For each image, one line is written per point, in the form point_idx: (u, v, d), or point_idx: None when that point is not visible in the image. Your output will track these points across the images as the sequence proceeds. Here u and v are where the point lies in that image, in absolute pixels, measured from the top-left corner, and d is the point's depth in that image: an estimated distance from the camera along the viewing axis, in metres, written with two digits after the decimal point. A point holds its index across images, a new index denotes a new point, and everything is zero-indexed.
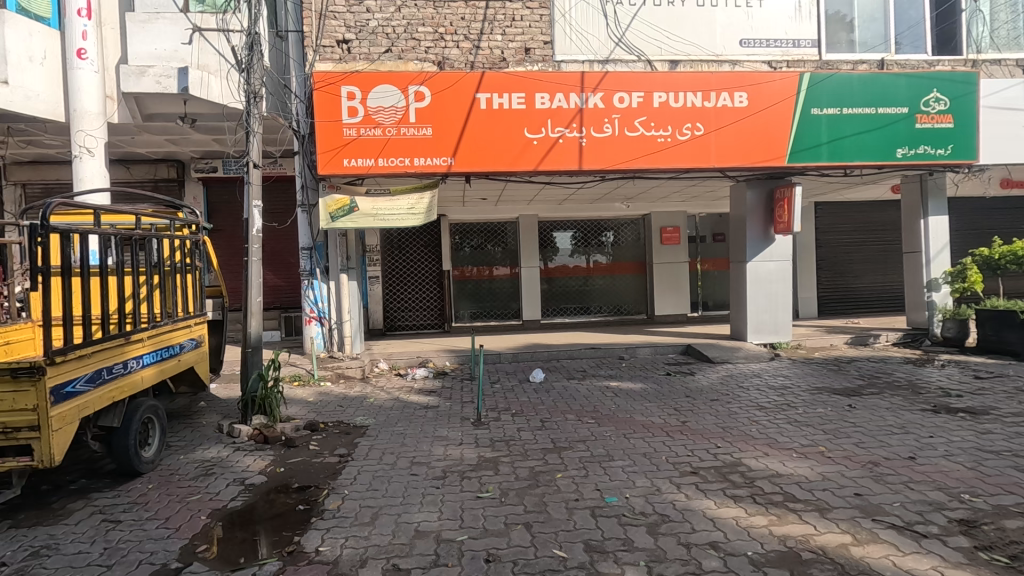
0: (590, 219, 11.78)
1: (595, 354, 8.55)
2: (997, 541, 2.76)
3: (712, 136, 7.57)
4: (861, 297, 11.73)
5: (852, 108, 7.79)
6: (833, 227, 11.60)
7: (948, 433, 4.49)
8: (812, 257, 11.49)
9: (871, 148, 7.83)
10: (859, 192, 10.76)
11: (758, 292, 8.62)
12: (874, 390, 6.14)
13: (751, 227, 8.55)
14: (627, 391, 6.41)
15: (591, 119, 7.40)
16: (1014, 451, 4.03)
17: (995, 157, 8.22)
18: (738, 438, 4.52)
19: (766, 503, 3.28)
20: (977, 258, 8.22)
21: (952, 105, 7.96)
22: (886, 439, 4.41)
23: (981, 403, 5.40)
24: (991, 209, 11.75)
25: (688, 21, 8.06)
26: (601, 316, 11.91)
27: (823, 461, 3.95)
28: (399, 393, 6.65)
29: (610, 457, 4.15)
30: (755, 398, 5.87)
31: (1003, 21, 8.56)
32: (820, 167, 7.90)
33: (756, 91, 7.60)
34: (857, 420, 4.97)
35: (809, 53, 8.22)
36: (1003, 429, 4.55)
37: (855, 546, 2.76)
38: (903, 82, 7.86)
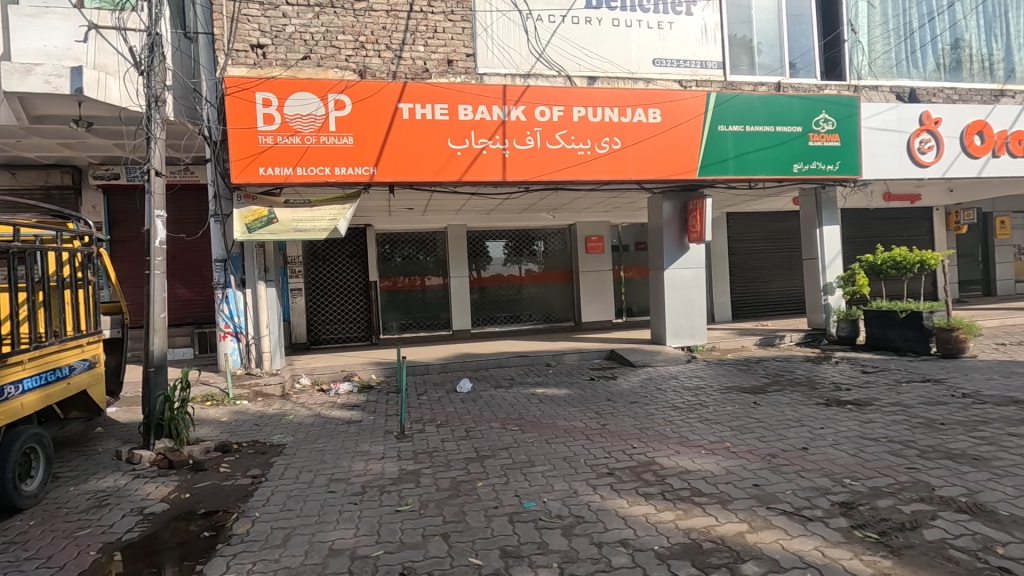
0: (520, 229, 11.97)
1: (523, 361, 8.68)
2: (871, 519, 3.05)
3: (630, 149, 7.93)
4: (769, 301, 12.60)
5: (753, 126, 8.42)
6: (743, 236, 12.40)
7: (836, 424, 4.93)
8: (724, 265, 12.22)
9: (771, 163, 8.48)
10: (764, 203, 11.60)
11: (676, 298, 9.07)
12: (777, 387, 6.62)
13: (667, 236, 9.00)
14: (552, 396, 6.56)
15: (514, 131, 7.55)
16: (889, 437, 4.48)
17: (876, 173, 9.14)
18: (652, 438, 4.75)
19: (675, 499, 3.45)
20: (864, 263, 9.03)
21: (839, 125, 8.79)
22: (784, 432, 4.78)
23: (866, 395, 5.97)
24: (875, 219, 13.07)
25: (605, 40, 8.42)
26: (531, 323, 12.08)
27: (728, 456, 4.21)
28: (321, 409, 6.44)
29: (531, 463, 4.22)
30: (671, 398, 6.19)
31: (880, 52, 9.53)
32: (728, 179, 8.44)
33: (668, 108, 8.06)
34: (761, 415, 5.33)
35: (715, 74, 8.83)
36: (883, 418, 5.04)
37: (750, 533, 2.97)
38: (797, 103, 8.60)
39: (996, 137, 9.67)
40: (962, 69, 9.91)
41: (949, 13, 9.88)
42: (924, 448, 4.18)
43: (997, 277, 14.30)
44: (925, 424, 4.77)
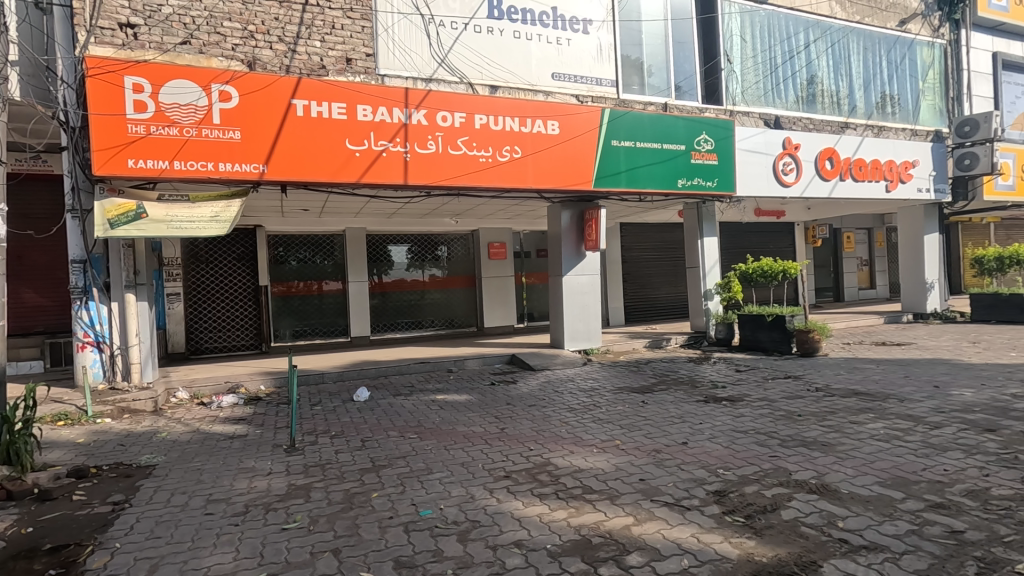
0: (423, 234, 11.83)
1: (425, 367, 8.56)
2: (739, 504, 3.36)
3: (530, 159, 8.14)
4: (658, 305, 13.49)
5: (643, 142, 9.00)
6: (635, 245, 13.17)
7: (713, 419, 5.38)
8: (619, 272, 12.87)
9: (659, 178, 9.10)
10: (653, 215, 12.41)
11: (573, 303, 9.42)
12: (663, 387, 7.09)
13: (566, 244, 9.34)
14: (453, 402, 6.53)
15: (415, 135, 7.45)
16: (756, 429, 4.97)
17: (747, 191, 10.12)
18: (549, 439, 4.88)
19: (568, 497, 3.58)
20: (738, 272, 9.92)
21: (716, 146, 9.65)
22: (667, 428, 5.13)
23: (738, 392, 6.57)
24: (747, 232, 14.49)
25: (506, 51, 8.59)
26: (433, 329, 11.95)
27: (618, 453, 4.44)
28: (201, 424, 5.91)
29: (428, 470, 4.17)
30: (568, 400, 6.41)
31: (750, 81, 10.57)
32: (620, 192, 8.94)
33: (566, 121, 8.38)
34: (648, 413, 5.68)
35: (609, 91, 9.34)
36: (752, 412, 5.57)
37: (635, 525, 3.15)
38: (681, 123, 9.33)
39: (842, 164, 11.13)
40: (816, 103, 11.25)
41: (806, 53, 11.17)
42: (784, 437, 4.68)
43: (845, 285, 16.34)
44: (785, 416, 5.34)
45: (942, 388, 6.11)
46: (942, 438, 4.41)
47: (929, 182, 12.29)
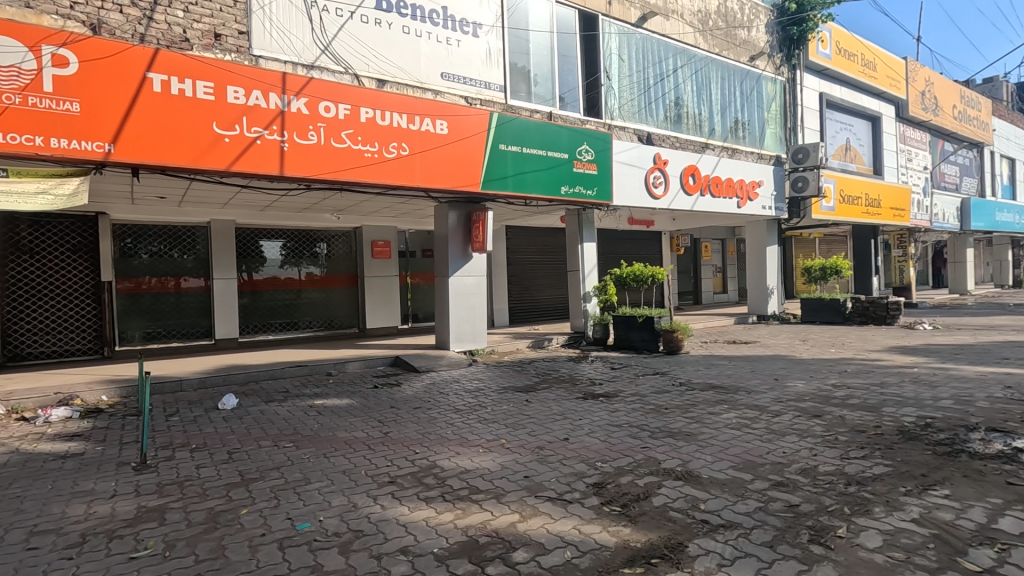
0: (301, 229, 11.14)
1: (301, 372, 8.04)
2: (616, 494, 3.57)
3: (417, 157, 7.99)
4: (540, 306, 13.96)
5: (529, 148, 9.29)
6: (520, 248, 13.51)
7: (591, 414, 5.68)
8: (504, 274, 13.09)
9: (544, 183, 9.44)
10: (537, 220, 12.81)
11: (459, 304, 9.41)
12: (545, 385, 7.34)
13: (453, 245, 9.30)
14: (332, 407, 6.21)
15: (294, 124, 6.98)
16: (630, 422, 5.33)
17: (623, 200, 10.85)
18: (435, 441, 4.83)
19: (454, 499, 3.56)
20: (613, 276, 10.56)
21: (596, 157, 10.26)
22: (550, 425, 5.32)
23: (613, 388, 7.01)
24: (621, 239, 15.54)
25: (394, 45, 8.35)
26: (310, 331, 11.28)
27: (504, 452, 4.51)
28: (21, 443, 5.02)
29: (306, 481, 3.92)
30: (453, 401, 6.40)
31: (627, 98, 11.34)
32: (507, 195, 9.12)
33: (454, 122, 8.37)
34: (532, 412, 5.84)
35: (497, 96, 9.50)
36: (626, 407, 5.96)
37: (521, 522, 3.22)
38: (564, 134, 9.79)
39: (702, 180, 12.37)
40: (682, 123, 12.37)
41: (675, 77, 12.23)
42: (653, 429, 5.08)
43: (703, 290, 18.12)
44: (655, 409, 5.79)
45: (780, 381, 7.01)
46: (781, 424, 5.07)
47: (771, 201, 14.08)
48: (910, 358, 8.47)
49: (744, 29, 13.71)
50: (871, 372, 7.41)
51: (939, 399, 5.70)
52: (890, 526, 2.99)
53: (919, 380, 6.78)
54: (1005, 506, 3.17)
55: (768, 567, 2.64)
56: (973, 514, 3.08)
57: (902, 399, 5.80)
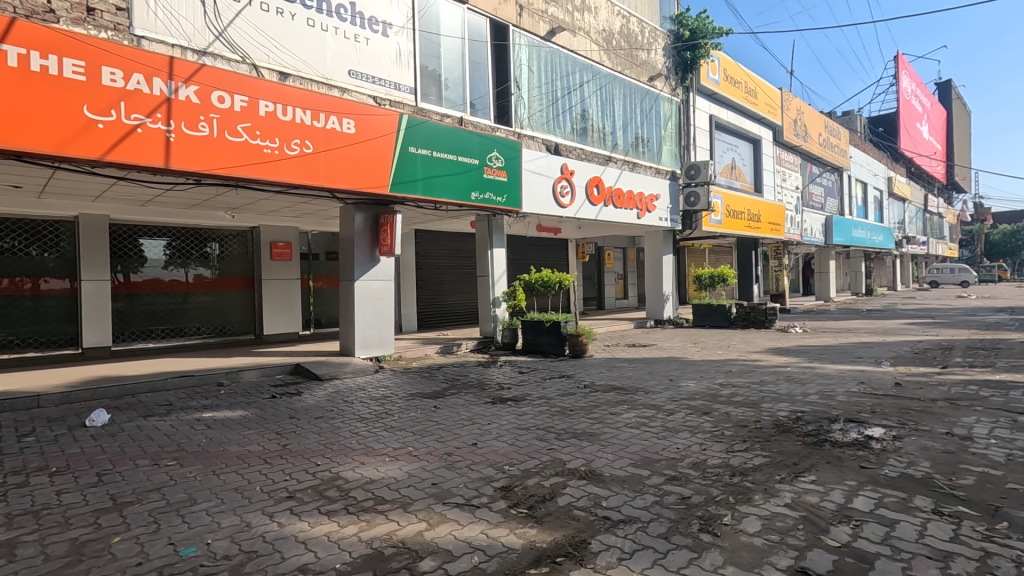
0: (188, 227, 10.27)
1: (187, 382, 7.38)
2: (522, 497, 3.63)
3: (322, 155, 7.66)
4: (449, 311, 13.88)
5: (439, 152, 9.26)
6: (429, 252, 13.35)
7: (499, 419, 5.73)
8: (413, 278, 12.87)
9: (453, 188, 9.44)
10: (447, 224, 12.74)
11: (366, 309, 9.11)
12: (454, 391, 7.30)
13: (359, 248, 9.01)
14: (224, 420, 5.75)
15: (182, 113, 6.43)
16: (537, 425, 5.43)
17: (531, 208, 11.11)
18: (338, 452, 4.63)
19: (358, 511, 3.44)
20: (522, 281, 10.67)
21: (505, 164, 10.45)
22: (458, 431, 5.29)
23: (521, 392, 7.13)
24: (529, 246, 15.87)
25: (297, 37, 7.96)
26: (198, 337, 10.39)
27: (411, 460, 4.42)
28: None
29: (192, 501, 3.60)
30: (358, 410, 6.18)
31: (536, 109, 11.63)
32: (416, 199, 9.01)
33: (362, 121, 8.14)
34: (440, 418, 5.78)
35: (407, 98, 9.36)
36: (533, 410, 6.07)
37: (428, 530, 3.17)
38: (474, 140, 9.86)
39: (606, 191, 12.97)
40: (587, 135, 12.89)
41: (581, 91, 12.74)
42: (559, 431, 5.22)
43: (606, 296, 18.95)
44: (560, 412, 5.96)
45: (674, 381, 7.50)
46: (675, 422, 5.42)
47: (667, 213, 15.06)
48: (784, 358, 9.41)
49: (644, 50, 14.59)
50: (752, 371, 8.13)
51: (807, 395, 6.38)
52: (768, 511, 3.30)
53: (791, 377, 7.55)
54: (859, 487, 3.62)
55: (663, 557, 2.81)
56: (834, 496, 3.48)
57: (778, 395, 6.42)
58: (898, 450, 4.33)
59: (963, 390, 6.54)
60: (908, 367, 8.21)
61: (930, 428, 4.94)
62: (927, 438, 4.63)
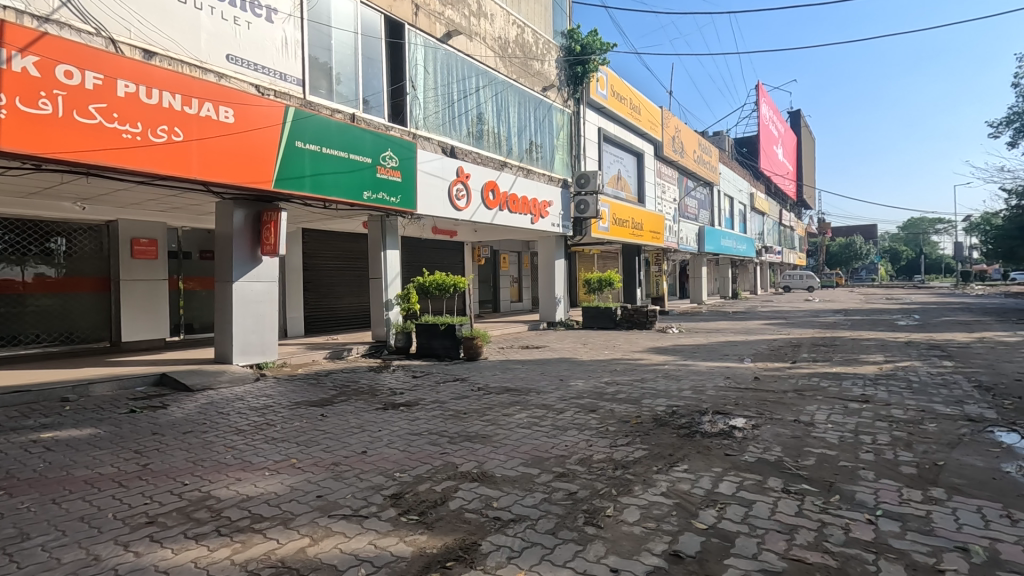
0: (26, 219, 8.90)
1: (21, 398, 6.36)
2: (413, 503, 3.56)
3: (194, 145, 7.00)
4: (339, 315, 13.31)
5: (328, 149, 8.86)
6: (318, 253, 12.70)
7: (391, 425, 5.59)
8: (299, 280, 12.15)
9: (343, 186, 9.08)
10: (337, 224, 12.21)
11: (245, 312, 8.45)
12: (344, 398, 6.99)
13: (238, 246, 8.35)
14: (68, 440, 5.03)
15: (17, 87, 5.51)
16: (430, 430, 5.36)
17: (426, 210, 11.00)
18: (209, 469, 4.24)
19: (232, 532, 3.17)
20: (416, 283, 10.51)
21: (400, 164, 10.27)
22: (347, 439, 5.08)
23: (414, 396, 7.00)
24: (424, 248, 15.68)
25: (166, 14, 7.20)
26: (38, 346, 9.06)
27: (293, 473, 4.17)
28: None
29: (24, 537, 3.11)
30: (235, 422, 5.70)
31: (432, 110, 11.54)
32: (303, 196, 8.54)
33: (241, 111, 7.56)
34: (327, 427, 5.50)
35: (294, 89, 8.85)
36: (426, 415, 5.99)
37: (311, 546, 3.01)
38: (367, 138, 9.57)
39: (501, 196, 13.21)
40: (483, 140, 13.01)
41: (477, 96, 12.83)
42: (452, 434, 5.20)
43: (501, 298, 19.25)
44: (454, 415, 5.94)
45: (564, 381, 7.80)
46: (564, 420, 5.62)
47: (559, 219, 15.65)
48: (662, 356, 10.16)
49: (538, 61, 15.06)
50: (635, 369, 8.68)
51: (682, 390, 6.93)
52: (646, 500, 3.53)
53: (668, 374, 8.16)
54: (724, 473, 3.99)
55: (551, 552, 2.89)
56: (703, 482, 3.81)
57: (657, 392, 6.92)
58: (755, 438, 4.85)
59: (808, 381, 7.49)
60: (764, 363, 9.22)
61: (781, 416, 5.59)
62: (779, 426, 5.23)
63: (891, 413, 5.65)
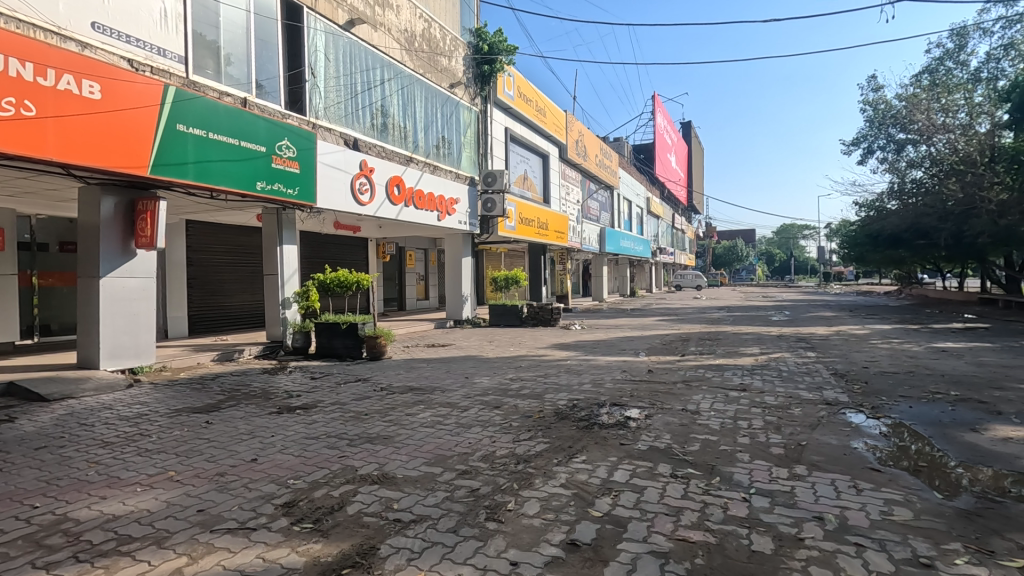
0: None
1: None
2: (308, 511, 3.39)
3: (51, 122, 6.13)
4: (230, 314, 12.37)
5: (216, 134, 8.19)
6: (204, 246, 11.69)
7: (285, 429, 5.27)
8: (182, 276, 11.13)
9: (233, 176, 8.43)
10: (227, 216, 11.33)
11: (116, 312, 7.58)
12: (233, 402, 6.50)
13: (107, 238, 7.48)
14: None
15: None
16: (328, 432, 5.13)
17: (326, 204, 10.51)
18: (68, 488, 3.75)
19: (93, 557, 2.83)
20: (316, 281, 10.05)
21: (298, 154, 9.73)
22: (235, 447, 4.72)
23: (312, 399, 6.67)
24: (325, 244, 14.97)
25: None
26: None
27: (171, 487, 3.80)
28: None
29: None
30: (101, 433, 5.10)
31: (333, 99, 11.03)
32: (186, 185, 7.82)
33: (110, 86, 6.75)
34: (212, 435, 5.08)
35: (175, 67, 8.07)
36: (324, 418, 5.72)
37: (190, 565, 2.76)
38: (260, 124, 8.97)
39: (406, 191, 12.95)
40: (387, 133, 12.66)
41: (382, 88, 12.46)
42: (351, 437, 5.01)
43: (407, 296, 18.88)
44: (354, 417, 5.73)
45: (469, 378, 7.80)
46: (468, 417, 5.62)
47: (465, 217, 15.64)
48: (565, 352, 10.48)
49: (445, 57, 14.91)
50: (538, 365, 8.89)
51: (582, 384, 7.20)
52: (545, 492, 3.61)
53: (569, 369, 8.44)
54: (619, 462, 4.19)
55: (451, 551, 2.88)
56: (599, 472, 3.98)
57: (558, 386, 7.12)
58: (648, 427, 5.15)
59: (694, 372, 8.08)
60: (657, 356, 9.82)
61: (671, 406, 5.98)
62: (669, 415, 5.58)
63: (764, 400, 6.25)
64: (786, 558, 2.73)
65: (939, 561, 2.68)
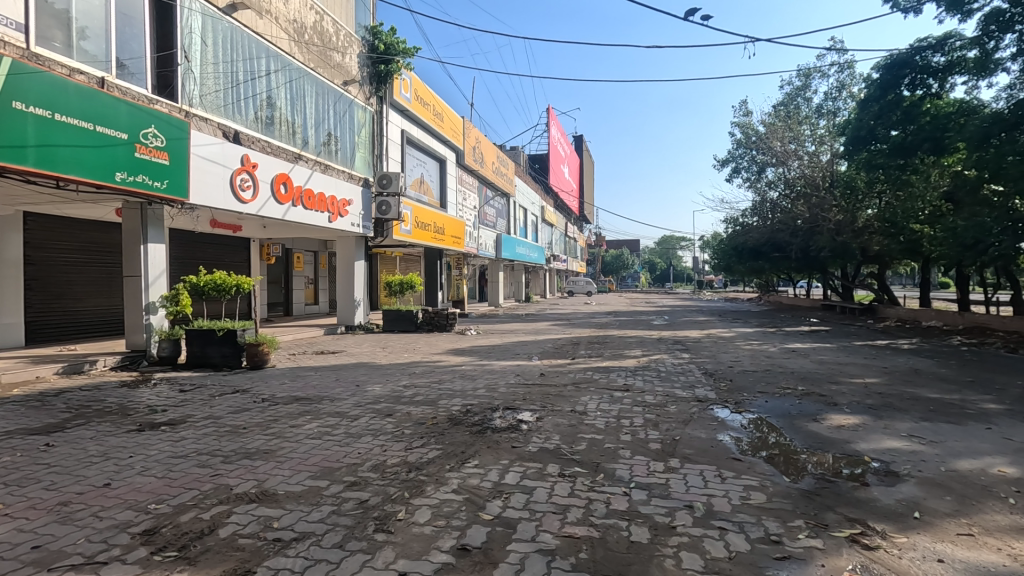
0: None
1: None
2: (172, 537, 3.07)
3: None
4: (79, 320, 10.88)
5: (64, 116, 7.20)
6: (47, 243, 10.20)
7: (147, 449, 4.74)
8: (18, 277, 9.63)
9: (86, 164, 7.46)
10: (78, 209, 9.98)
11: None
12: (82, 421, 5.72)
13: None
14: None
15: None
16: (198, 450, 4.69)
17: (200, 200, 9.64)
18: None
19: None
20: (187, 284, 9.14)
21: (167, 144, 8.85)
22: (83, 472, 4.16)
23: (180, 414, 6.05)
24: (199, 243, 13.69)
25: None
26: None
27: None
28: None
29: None
30: None
31: (211, 87, 10.16)
32: (25, 172, 6.79)
33: None
34: (53, 459, 4.43)
35: (12, 36, 6.98)
36: (195, 434, 5.22)
37: None
38: (121, 109, 8.03)
39: (294, 190, 12.25)
40: (273, 127, 11.92)
41: (268, 79, 11.69)
42: (226, 453, 4.62)
43: (294, 300, 17.80)
44: (230, 431, 5.29)
45: (360, 386, 7.52)
46: (358, 427, 5.42)
47: (358, 219, 15.13)
48: (460, 357, 10.49)
49: (338, 52, 14.35)
50: (433, 371, 8.81)
51: (477, 389, 7.24)
52: (437, 499, 3.58)
53: (465, 374, 8.46)
54: (510, 465, 4.27)
55: (336, 567, 2.75)
56: (491, 475, 4.02)
57: (453, 392, 7.11)
58: (539, 429, 5.29)
59: (584, 375, 8.45)
60: (550, 360, 10.16)
61: (561, 407, 6.20)
62: (559, 416, 5.78)
63: (646, 399, 6.69)
64: (660, 545, 2.95)
65: (786, 537, 3.03)
